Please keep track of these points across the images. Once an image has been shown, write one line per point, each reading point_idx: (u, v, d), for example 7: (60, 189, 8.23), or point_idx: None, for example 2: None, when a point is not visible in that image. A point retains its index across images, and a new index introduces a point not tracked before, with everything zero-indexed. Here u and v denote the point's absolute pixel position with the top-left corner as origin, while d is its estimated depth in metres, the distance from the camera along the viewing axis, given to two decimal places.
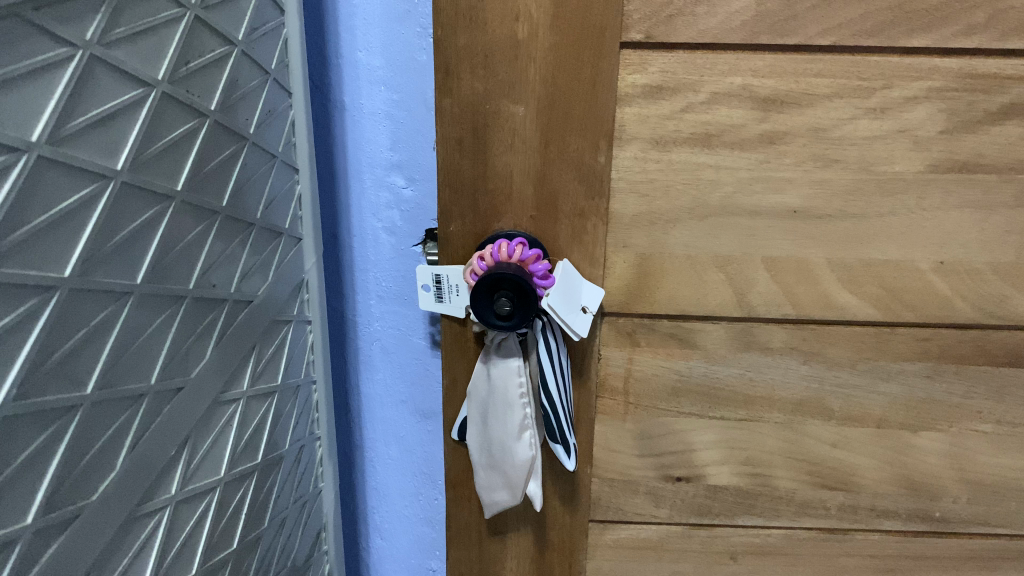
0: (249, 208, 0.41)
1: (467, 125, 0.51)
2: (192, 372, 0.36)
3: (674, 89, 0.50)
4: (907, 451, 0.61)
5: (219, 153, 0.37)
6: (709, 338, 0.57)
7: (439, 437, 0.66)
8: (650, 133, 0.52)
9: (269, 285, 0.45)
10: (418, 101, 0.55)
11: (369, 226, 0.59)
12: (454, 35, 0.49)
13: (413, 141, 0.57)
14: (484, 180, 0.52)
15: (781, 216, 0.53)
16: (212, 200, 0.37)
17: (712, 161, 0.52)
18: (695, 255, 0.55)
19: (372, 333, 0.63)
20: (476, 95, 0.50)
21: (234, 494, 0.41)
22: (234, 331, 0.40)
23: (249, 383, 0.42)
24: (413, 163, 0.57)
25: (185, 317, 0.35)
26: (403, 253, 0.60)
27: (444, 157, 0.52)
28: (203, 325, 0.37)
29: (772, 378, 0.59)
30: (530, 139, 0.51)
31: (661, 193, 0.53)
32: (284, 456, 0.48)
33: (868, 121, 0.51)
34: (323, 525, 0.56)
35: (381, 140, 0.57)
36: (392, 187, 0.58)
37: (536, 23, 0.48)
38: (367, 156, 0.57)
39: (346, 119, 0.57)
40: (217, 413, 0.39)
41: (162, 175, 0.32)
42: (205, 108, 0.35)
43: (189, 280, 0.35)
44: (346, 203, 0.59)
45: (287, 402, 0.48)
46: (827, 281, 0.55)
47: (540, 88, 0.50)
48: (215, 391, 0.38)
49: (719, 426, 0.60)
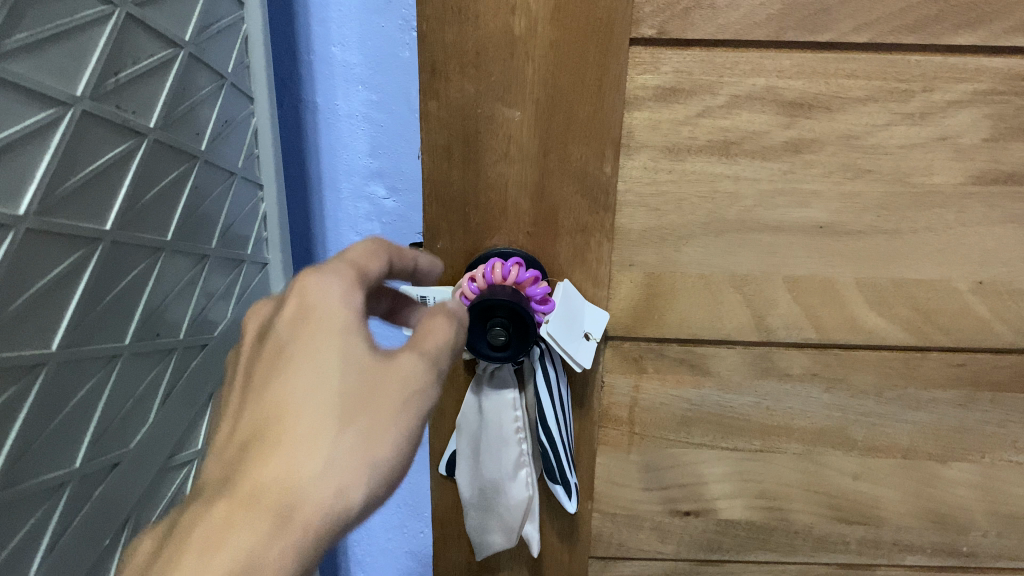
0: (203, 237, 0.36)
1: (457, 132, 0.45)
2: (133, 441, 0.30)
3: (690, 92, 0.45)
4: (936, 484, 0.56)
5: (163, 178, 0.31)
6: (723, 364, 0.52)
7: (424, 469, 0.60)
8: (662, 140, 0.46)
9: (232, 318, 0.40)
10: (401, 102, 0.50)
11: (347, 239, 0.54)
12: (440, 30, 0.42)
13: (395, 147, 0.51)
14: (476, 193, 0.47)
15: (806, 232, 0.48)
16: (154, 237, 0.31)
17: (730, 172, 0.47)
18: (710, 275, 0.49)
19: None
20: (466, 98, 0.44)
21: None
22: (185, 385, 0.35)
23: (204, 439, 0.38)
24: (396, 171, 0.52)
25: (122, 381, 0.29)
26: None
27: (430, 167, 0.46)
28: (145, 384, 0.31)
29: (791, 407, 0.53)
30: (527, 147, 0.45)
31: (673, 207, 0.47)
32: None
33: (906, 127, 0.46)
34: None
35: (359, 146, 0.51)
36: (372, 198, 0.53)
37: (534, 16, 0.42)
38: (344, 164, 0.52)
39: (320, 123, 0.51)
40: (166, 480, 0.34)
41: (85, 215, 0.26)
42: (143, 126, 0.29)
43: (127, 336, 0.29)
44: (320, 214, 0.53)
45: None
46: (855, 303, 0.50)
47: (540, 90, 0.44)
48: (166, 455, 0.34)
49: (731, 457, 0.55)
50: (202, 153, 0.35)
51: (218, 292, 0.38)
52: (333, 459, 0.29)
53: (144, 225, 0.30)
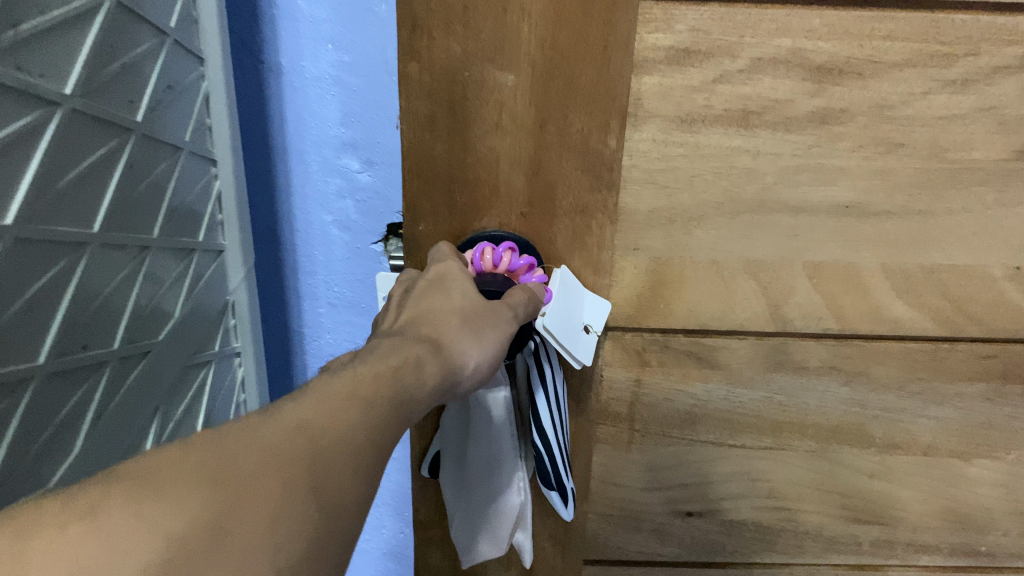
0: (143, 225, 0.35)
1: (441, 99, 0.40)
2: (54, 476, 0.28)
3: (706, 54, 0.39)
4: (956, 482, 0.52)
5: (86, 156, 0.30)
6: (733, 356, 0.48)
7: (405, 466, 0.56)
8: (674, 109, 0.41)
9: (183, 316, 0.40)
10: (377, 63, 0.44)
11: (317, 218, 0.49)
12: None
13: (371, 115, 0.45)
14: (463, 168, 0.41)
15: (830, 213, 0.43)
16: (79, 224, 0.29)
17: (749, 146, 0.42)
18: (722, 261, 0.45)
19: (320, 346, 0.53)
20: (452, 59, 0.39)
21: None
22: (127, 391, 0.34)
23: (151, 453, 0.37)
24: (371, 143, 0.46)
25: (40, 407, 0.27)
26: (360, 252, 0.49)
27: (411, 139, 0.41)
28: (78, 395, 0.30)
29: (805, 402, 0.49)
30: (522, 117, 0.40)
31: (684, 184, 0.43)
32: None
33: (946, 96, 0.41)
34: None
35: (329, 113, 0.45)
36: (344, 172, 0.47)
37: None
38: (313, 133, 0.46)
39: (284, 87, 0.45)
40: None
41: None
42: (55, 92, 0.27)
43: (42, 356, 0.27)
44: (285, 190, 0.48)
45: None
46: (880, 290, 0.46)
47: (536, 51, 0.39)
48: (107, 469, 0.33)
49: (739, 456, 0.51)
50: (132, 124, 0.33)
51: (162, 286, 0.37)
52: (460, 347, 0.34)
53: (65, 212, 0.28)
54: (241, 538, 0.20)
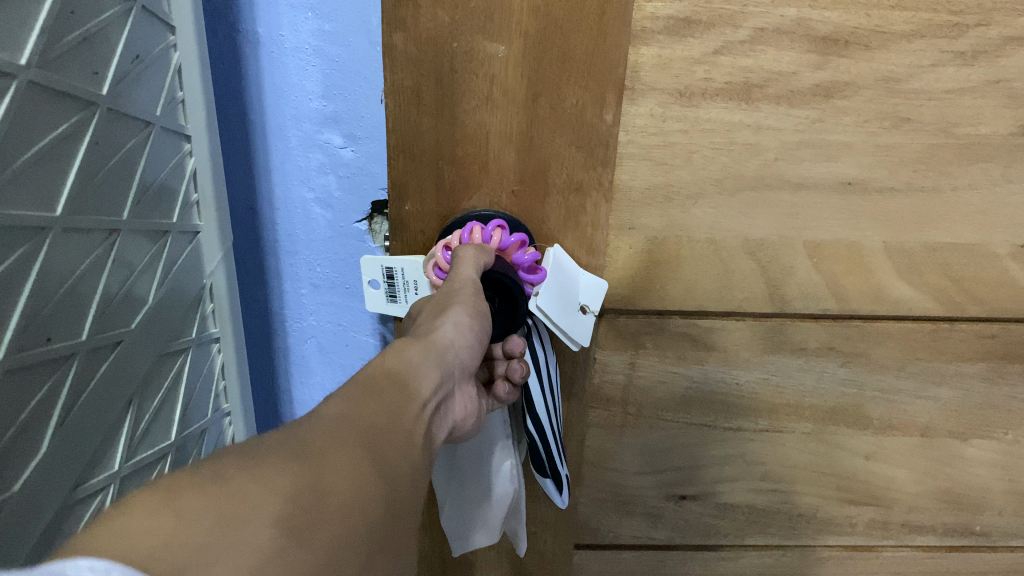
0: (111, 210, 0.34)
1: (428, 72, 0.38)
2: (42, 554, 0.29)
3: (707, 24, 0.38)
4: (953, 462, 0.51)
5: (42, 133, 0.28)
6: (730, 339, 0.46)
7: None
8: (672, 82, 0.39)
9: (159, 305, 0.39)
10: (359, 31, 0.42)
11: (297, 195, 0.46)
12: None
13: (352, 87, 0.43)
14: (451, 144, 0.39)
15: (832, 190, 0.42)
16: (40, 209, 0.28)
17: (750, 120, 0.40)
18: (721, 240, 0.43)
19: (304, 329, 0.51)
20: (439, 29, 0.37)
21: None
22: (97, 385, 0.33)
23: (125, 454, 0.36)
24: (353, 116, 0.44)
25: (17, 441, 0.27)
26: (343, 231, 0.47)
27: (395, 114, 0.39)
28: (44, 390, 0.29)
29: (803, 384, 0.48)
30: (513, 91, 0.38)
31: (682, 160, 0.41)
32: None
33: (955, 69, 0.39)
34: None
35: (309, 85, 0.43)
36: (326, 147, 0.45)
37: None
38: (292, 107, 0.44)
39: (262, 57, 0.43)
40: (79, 508, 0.32)
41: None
42: (10, 63, 0.26)
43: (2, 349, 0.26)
44: (263, 166, 0.46)
45: (184, 448, 0.43)
46: (881, 270, 0.44)
47: (529, 20, 0.37)
48: (80, 472, 0.32)
49: (734, 438, 0.50)
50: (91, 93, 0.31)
51: (134, 272, 0.36)
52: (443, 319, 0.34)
53: (20, 198, 0.27)
54: (321, 517, 0.19)
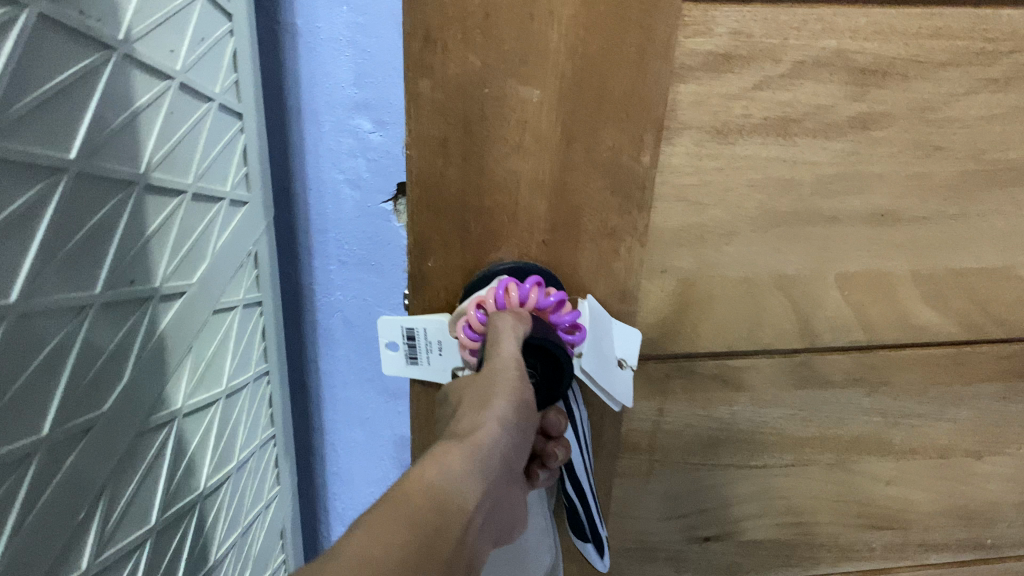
0: (165, 175, 0.34)
1: (455, 119, 0.34)
2: (85, 559, 0.30)
3: (747, 58, 0.36)
4: (968, 480, 0.51)
5: (65, 68, 0.26)
6: (759, 377, 0.45)
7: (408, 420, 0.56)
8: (710, 119, 0.37)
9: (201, 279, 0.38)
10: (390, 22, 0.42)
11: (328, 178, 0.46)
12: None
13: (384, 75, 0.44)
14: (478, 195, 0.36)
15: (866, 222, 0.41)
16: (53, 149, 0.25)
17: (787, 155, 0.38)
18: (753, 278, 0.41)
19: (331, 304, 0.51)
20: (469, 72, 0.33)
21: (171, 537, 0.38)
22: (150, 353, 0.34)
23: (184, 397, 0.38)
24: (383, 103, 0.44)
25: (26, 456, 0.25)
26: (371, 212, 0.48)
27: (419, 163, 0.35)
28: (114, 341, 0.31)
29: (827, 415, 0.47)
30: (545, 135, 0.35)
31: (717, 200, 0.39)
32: (228, 477, 0.45)
33: (987, 95, 0.38)
34: (281, 529, 0.55)
35: (342, 74, 0.43)
36: (356, 132, 0.45)
37: None
38: (324, 92, 0.44)
39: (298, 47, 0.43)
40: (145, 445, 0.35)
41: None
42: None
43: (50, 342, 0.26)
44: (298, 149, 0.46)
45: (213, 409, 0.42)
46: (909, 299, 0.43)
47: (566, 61, 0.34)
48: (127, 441, 0.33)
49: (759, 476, 0.48)
50: (122, 43, 0.29)
51: (168, 244, 0.35)
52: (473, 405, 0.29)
53: (32, 135, 0.24)
54: None
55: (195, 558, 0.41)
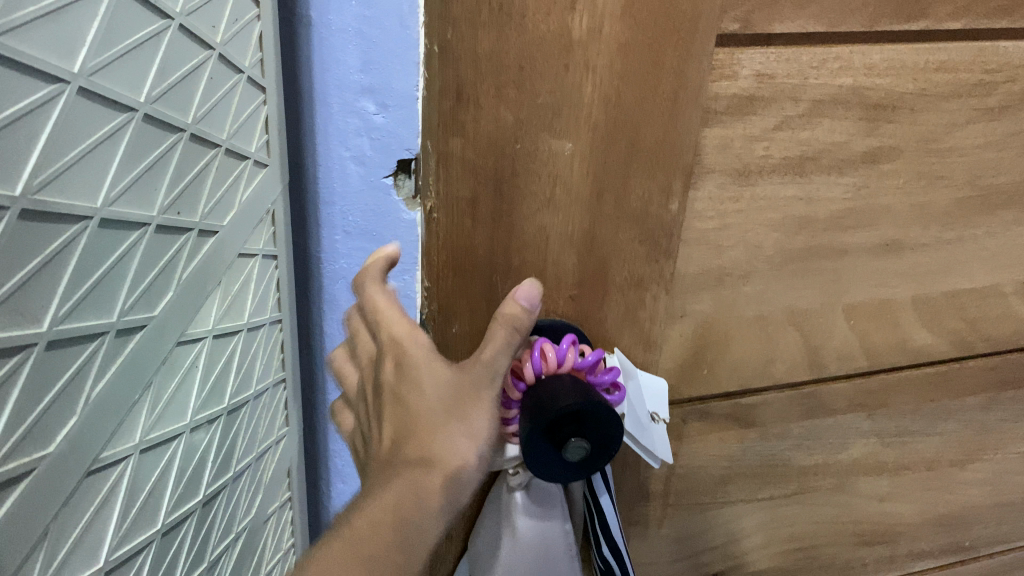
0: (205, 131, 0.31)
1: (486, 177, 0.32)
2: (139, 431, 0.29)
3: (770, 100, 0.35)
4: (952, 488, 0.53)
5: (141, 26, 0.25)
6: (769, 411, 0.44)
7: None
8: (733, 162, 0.36)
9: (230, 219, 0.35)
10: (397, 17, 0.36)
11: (333, 156, 0.40)
12: (473, 38, 0.30)
13: (396, 56, 0.37)
14: (507, 254, 0.34)
15: (872, 252, 0.41)
16: (129, 94, 0.25)
17: (803, 193, 0.38)
18: (768, 315, 0.41)
19: (338, 280, 0.45)
20: (501, 128, 0.31)
21: (202, 437, 0.34)
22: (189, 274, 0.32)
23: (215, 317, 0.35)
24: (387, 88, 0.38)
25: (98, 332, 0.25)
26: (383, 191, 0.41)
27: (446, 224, 0.33)
28: (167, 256, 0.29)
29: (830, 441, 0.47)
30: (576, 189, 0.33)
31: (736, 241, 0.38)
32: (247, 402, 0.39)
33: (983, 124, 0.39)
34: (291, 468, 0.47)
35: (349, 60, 0.37)
36: (363, 114, 0.39)
37: (600, 12, 0.30)
38: (334, 75, 0.38)
39: (304, 36, 0.37)
40: (183, 354, 0.32)
41: (56, 50, 0.21)
42: (58, 70, 0.21)
43: (123, 244, 0.26)
44: (304, 132, 0.40)
45: (234, 341, 0.37)
46: (908, 323, 0.44)
47: (600, 113, 0.32)
48: (170, 342, 0.30)
49: (766, 507, 0.48)
50: (179, 15, 0.28)
51: (207, 190, 0.32)
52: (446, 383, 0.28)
53: (110, 81, 0.24)
54: None
55: (218, 464, 0.36)
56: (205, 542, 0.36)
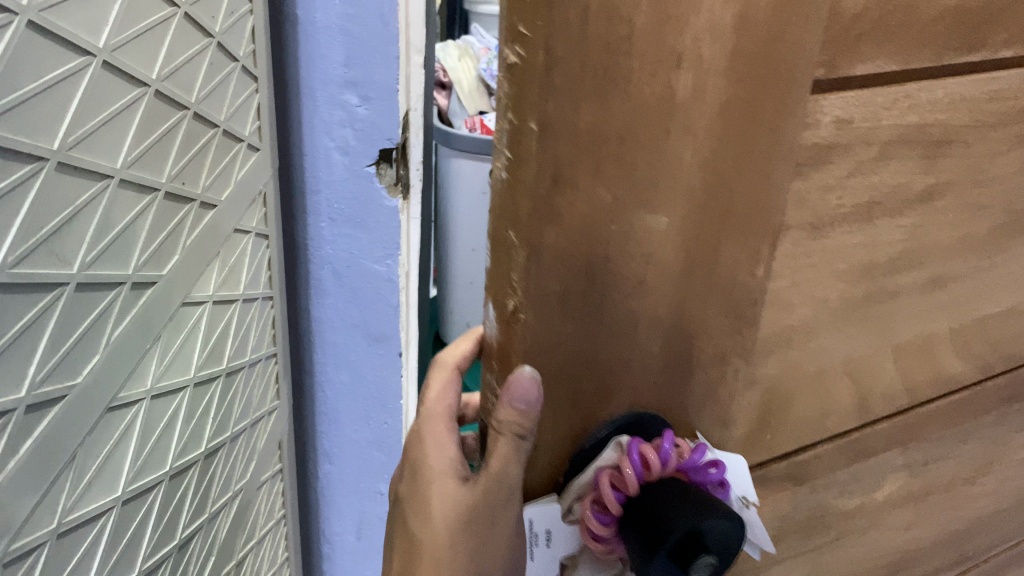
0: (172, 89, 0.38)
1: (580, 265, 0.27)
2: (148, 381, 0.39)
3: (846, 147, 0.32)
4: (964, 504, 0.52)
5: (148, 18, 0.35)
6: (820, 462, 0.42)
7: (390, 361, 0.64)
8: (810, 216, 0.33)
9: (229, 196, 0.46)
10: (377, 16, 0.51)
11: (321, 146, 0.55)
12: (575, 109, 0.24)
13: (371, 57, 0.52)
14: (596, 349, 0.29)
15: (921, 289, 0.39)
16: (88, 38, 0.31)
17: (867, 239, 0.35)
18: (826, 367, 0.38)
19: (323, 256, 0.59)
20: (599, 209, 0.26)
21: (201, 398, 0.46)
22: (194, 242, 0.42)
23: (214, 286, 0.46)
24: (369, 81, 0.53)
25: (117, 282, 0.35)
26: (357, 174, 0.56)
27: (534, 327, 0.28)
28: (174, 221, 0.40)
29: (869, 481, 0.45)
30: (669, 267, 0.29)
31: (806, 297, 0.35)
32: (242, 368, 0.51)
33: (1019, 150, 0.38)
34: (280, 441, 0.61)
35: (335, 56, 0.52)
36: (346, 106, 0.54)
37: (706, 67, 0.26)
38: (321, 73, 0.52)
39: (300, 36, 0.51)
40: (187, 314, 0.43)
41: (81, 29, 0.30)
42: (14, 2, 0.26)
43: (84, 193, 0.32)
44: (297, 122, 0.54)
45: (232, 309, 0.49)
46: (944, 354, 0.43)
47: (697, 180, 0.28)
48: (179, 300, 0.42)
49: (811, 559, 0.45)
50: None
51: (206, 164, 0.43)
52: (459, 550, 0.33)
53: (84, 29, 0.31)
54: None
55: (217, 427, 0.48)
56: (206, 490, 0.48)
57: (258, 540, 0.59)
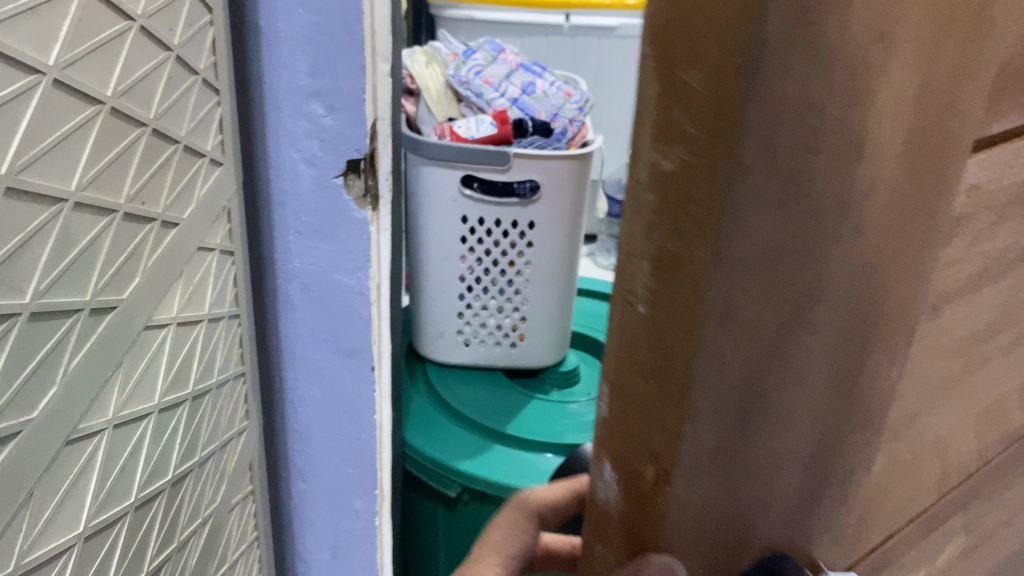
0: (133, 108, 0.36)
1: (734, 412, 0.21)
2: (111, 409, 0.36)
3: (973, 215, 0.27)
4: (1001, 549, 0.49)
5: (103, 31, 0.33)
6: (898, 545, 0.37)
7: (364, 377, 0.63)
8: (933, 297, 0.28)
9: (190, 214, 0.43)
10: (341, 23, 0.51)
11: (286, 156, 0.55)
12: (757, 224, 0.18)
13: (334, 65, 0.52)
14: (736, 502, 0.23)
15: (1005, 351, 0.35)
16: (38, 56, 0.28)
17: (972, 309, 0.31)
18: (919, 450, 0.33)
19: (291, 271, 0.59)
20: (761, 341, 0.20)
21: (166, 423, 0.43)
22: (155, 264, 0.40)
23: (177, 307, 0.43)
24: (334, 91, 0.53)
25: (75, 309, 0.32)
26: (326, 186, 0.56)
27: (682, 494, 0.21)
28: (133, 243, 0.37)
29: (935, 550, 0.41)
30: (817, 390, 0.23)
31: (916, 382, 0.30)
32: (208, 390, 0.49)
33: None
34: (251, 462, 0.59)
35: (299, 65, 0.52)
36: (310, 115, 0.54)
37: (884, 153, 0.20)
38: (284, 83, 0.53)
39: (263, 45, 0.52)
40: (149, 338, 0.40)
41: (31, 44, 0.28)
42: None
43: (22, 230, 0.28)
44: (262, 134, 0.54)
45: (196, 329, 0.46)
46: (1012, 410, 0.39)
47: (857, 285, 0.22)
48: (140, 325, 0.39)
49: None
50: (139, 16, 0.36)
51: (167, 180, 0.40)
52: None
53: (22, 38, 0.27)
54: None
55: (185, 450, 0.46)
56: (174, 518, 0.45)
57: (229, 564, 0.56)
